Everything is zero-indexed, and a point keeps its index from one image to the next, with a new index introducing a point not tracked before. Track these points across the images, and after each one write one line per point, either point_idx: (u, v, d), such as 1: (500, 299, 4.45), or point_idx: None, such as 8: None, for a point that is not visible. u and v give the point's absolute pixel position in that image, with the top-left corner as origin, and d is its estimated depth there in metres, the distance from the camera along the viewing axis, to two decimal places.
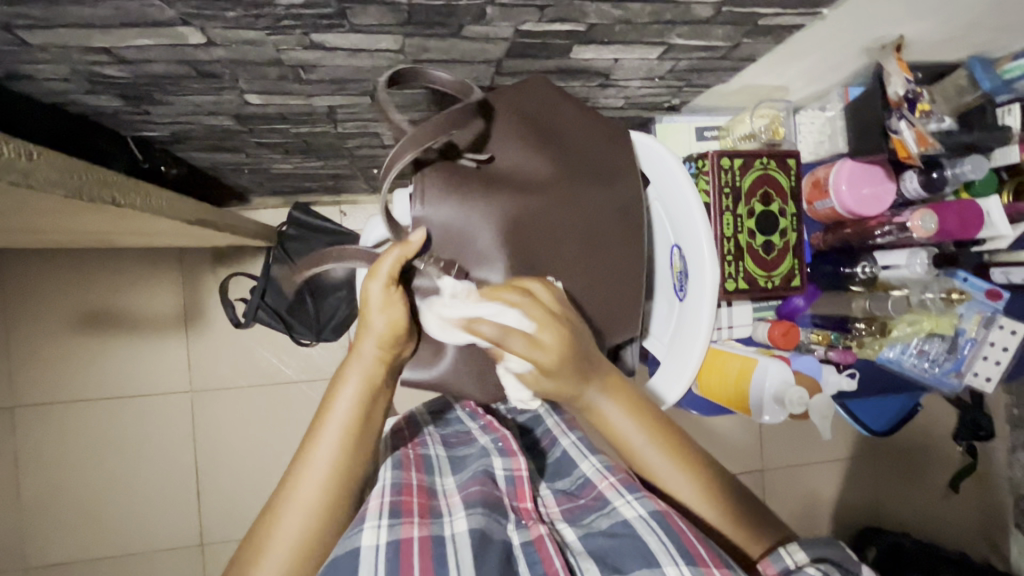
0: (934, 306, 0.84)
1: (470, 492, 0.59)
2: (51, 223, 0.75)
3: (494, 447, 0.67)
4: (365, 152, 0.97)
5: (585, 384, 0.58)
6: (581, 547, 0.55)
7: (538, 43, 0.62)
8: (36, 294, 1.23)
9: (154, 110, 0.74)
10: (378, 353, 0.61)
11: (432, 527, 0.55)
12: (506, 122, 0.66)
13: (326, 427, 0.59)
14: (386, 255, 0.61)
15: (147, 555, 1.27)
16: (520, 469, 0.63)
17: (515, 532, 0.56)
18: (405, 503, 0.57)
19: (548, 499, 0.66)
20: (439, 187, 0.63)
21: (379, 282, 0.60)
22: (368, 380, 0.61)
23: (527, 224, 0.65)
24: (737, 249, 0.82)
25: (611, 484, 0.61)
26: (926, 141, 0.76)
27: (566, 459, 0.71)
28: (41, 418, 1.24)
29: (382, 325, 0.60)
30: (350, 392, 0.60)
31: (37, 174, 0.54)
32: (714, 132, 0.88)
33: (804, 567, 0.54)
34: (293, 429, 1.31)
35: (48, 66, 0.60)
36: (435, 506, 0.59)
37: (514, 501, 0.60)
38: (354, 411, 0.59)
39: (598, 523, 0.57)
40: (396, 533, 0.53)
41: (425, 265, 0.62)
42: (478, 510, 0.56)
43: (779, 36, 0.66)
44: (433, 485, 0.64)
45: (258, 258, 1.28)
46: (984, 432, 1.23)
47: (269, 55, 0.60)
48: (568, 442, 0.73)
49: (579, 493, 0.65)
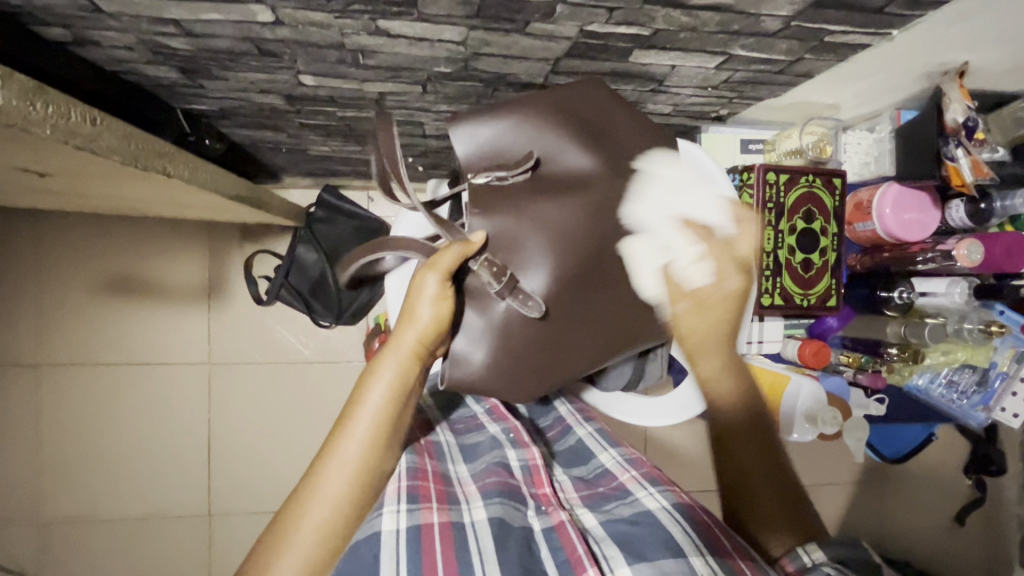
0: (971, 337, 0.83)
1: (487, 482, 0.60)
2: (96, 187, 0.77)
3: (506, 438, 0.69)
4: (404, 140, 0.97)
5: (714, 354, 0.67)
6: (604, 534, 0.55)
7: (600, 45, 0.62)
8: (67, 256, 1.24)
9: (209, 84, 0.75)
10: (417, 347, 0.61)
11: (451, 514, 0.56)
12: (546, 121, 0.65)
13: (356, 422, 0.57)
14: (447, 250, 0.60)
15: (154, 520, 1.29)
16: (534, 458, 0.64)
17: (536, 518, 0.57)
18: (422, 489, 0.58)
19: (566, 484, 0.67)
20: (490, 202, 0.63)
21: (437, 274, 0.60)
22: (403, 374, 0.59)
23: (574, 230, 0.64)
24: (775, 265, 0.82)
25: (632, 477, 0.62)
26: (982, 171, 0.76)
27: (583, 449, 0.73)
28: (64, 378, 1.26)
29: (428, 319, 0.60)
30: (384, 386, 0.58)
31: (101, 140, 0.55)
32: (759, 146, 0.89)
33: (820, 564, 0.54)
34: (304, 408, 1.33)
35: (116, 34, 0.61)
36: (451, 493, 0.60)
37: (532, 487, 0.61)
38: (387, 405, 0.58)
39: (619, 509, 0.57)
40: (414, 518, 0.53)
41: (478, 265, 0.61)
42: (496, 500, 0.57)
43: (842, 54, 0.65)
44: (447, 472, 0.64)
45: (285, 237, 1.29)
46: (996, 466, 1.23)
47: (332, 38, 0.60)
48: (587, 432, 0.75)
49: (597, 482, 0.66)
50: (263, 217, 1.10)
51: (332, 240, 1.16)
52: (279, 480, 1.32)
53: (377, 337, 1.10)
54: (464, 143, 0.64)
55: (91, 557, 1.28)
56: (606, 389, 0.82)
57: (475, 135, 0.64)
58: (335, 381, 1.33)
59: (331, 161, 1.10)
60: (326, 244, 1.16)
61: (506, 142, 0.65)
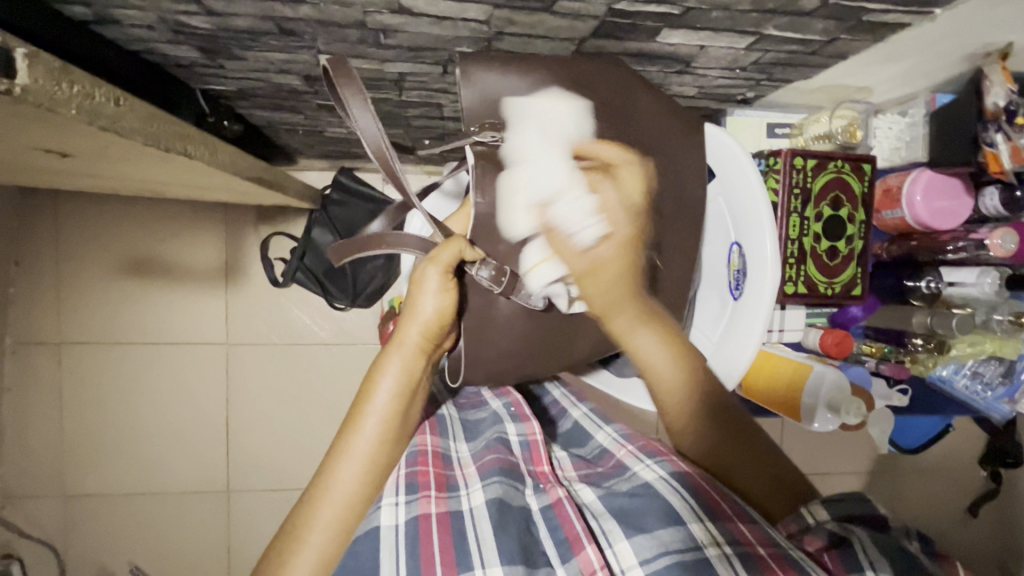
0: (1000, 329, 0.81)
1: (487, 460, 0.60)
2: (117, 168, 0.77)
3: (506, 413, 0.69)
4: (422, 123, 0.96)
5: (627, 314, 0.67)
6: (601, 509, 0.54)
7: (628, 24, 0.60)
8: (86, 237, 1.26)
9: (228, 64, 0.74)
10: (421, 343, 0.62)
11: (449, 502, 0.56)
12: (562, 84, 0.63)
13: (365, 419, 0.59)
14: (448, 245, 0.59)
15: (174, 495, 1.33)
16: (534, 433, 0.64)
17: (534, 497, 0.57)
18: (422, 475, 0.58)
19: (565, 462, 0.67)
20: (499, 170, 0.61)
21: (438, 268, 0.59)
22: (408, 370, 0.61)
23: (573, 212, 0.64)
24: (800, 252, 0.80)
25: (629, 452, 0.62)
26: (1022, 157, 0.71)
27: (578, 431, 0.74)
28: (85, 356, 1.28)
29: (431, 312, 0.61)
30: (389, 383, 0.60)
31: (123, 121, 0.55)
32: (786, 130, 0.86)
33: (823, 523, 0.53)
34: (319, 389, 1.34)
35: (137, 13, 0.60)
36: (451, 477, 0.60)
37: (531, 466, 0.61)
38: (393, 402, 0.59)
39: (618, 485, 0.57)
40: (412, 510, 0.54)
41: (477, 269, 0.60)
42: (495, 479, 0.56)
43: (881, 34, 0.63)
44: (448, 453, 0.64)
45: (301, 218, 1.29)
46: (1011, 458, 1.22)
47: (354, 17, 0.59)
48: (580, 413, 0.76)
49: (597, 461, 0.66)
50: (279, 199, 1.10)
51: (347, 222, 1.17)
52: (296, 460, 1.35)
53: (391, 320, 1.10)
54: (473, 86, 0.60)
55: (114, 529, 1.32)
56: (619, 373, 0.86)
57: (486, 81, 0.61)
58: (349, 363, 1.35)
59: (348, 143, 1.09)
60: (342, 227, 1.17)
61: (517, 95, 0.61)
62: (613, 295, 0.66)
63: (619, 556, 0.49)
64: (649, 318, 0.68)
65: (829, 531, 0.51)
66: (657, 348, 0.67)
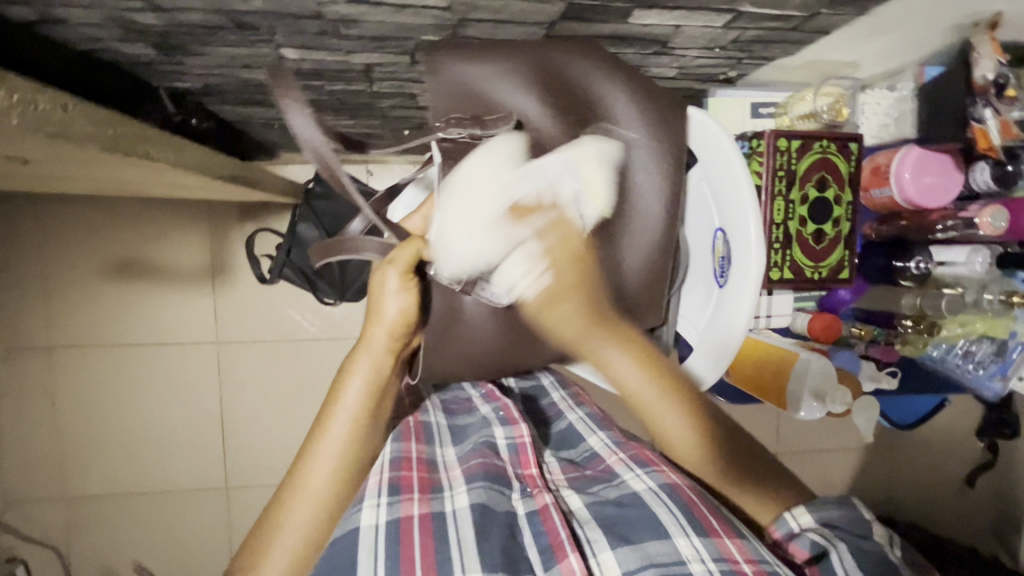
0: (991, 307, 0.80)
1: (472, 465, 0.59)
2: (86, 172, 0.75)
3: (495, 417, 0.67)
4: (398, 113, 0.93)
5: (589, 341, 0.63)
6: (588, 516, 0.54)
7: (596, 6, 0.57)
8: (68, 240, 1.24)
9: (189, 60, 0.72)
10: (388, 343, 0.62)
11: (433, 502, 0.55)
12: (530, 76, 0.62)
13: (335, 418, 0.59)
14: (406, 247, 0.60)
15: (174, 494, 1.33)
16: (522, 437, 0.62)
17: (520, 502, 0.56)
18: (405, 479, 0.57)
19: (553, 466, 0.65)
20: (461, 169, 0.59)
21: (397, 270, 0.60)
22: (376, 370, 0.61)
23: None
24: (785, 236, 0.78)
25: (619, 459, 0.61)
26: (1011, 132, 0.70)
27: (573, 433, 0.71)
28: (74, 360, 1.27)
29: (394, 313, 0.61)
30: (358, 383, 0.60)
31: (74, 126, 0.53)
32: (771, 109, 0.83)
33: (806, 530, 0.57)
34: (313, 383, 1.34)
35: (83, 11, 0.58)
36: (435, 479, 0.59)
37: (518, 468, 0.60)
38: (362, 401, 0.60)
39: (607, 492, 0.57)
40: (395, 511, 0.53)
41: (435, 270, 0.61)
42: (480, 484, 0.56)
43: (863, 7, 0.60)
44: (433, 457, 0.63)
45: (284, 214, 1.27)
46: (1008, 430, 1.21)
47: (310, 8, 0.57)
48: (578, 416, 0.73)
49: (585, 465, 0.64)
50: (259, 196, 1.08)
51: (330, 216, 1.14)
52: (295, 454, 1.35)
53: None
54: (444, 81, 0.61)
55: (118, 528, 1.33)
56: None
57: (458, 75, 0.61)
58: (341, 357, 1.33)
59: None
60: (326, 221, 1.15)
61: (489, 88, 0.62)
62: (567, 332, 0.62)
63: (603, 566, 0.50)
64: (623, 339, 0.64)
65: (813, 541, 0.55)
66: (629, 366, 0.63)
